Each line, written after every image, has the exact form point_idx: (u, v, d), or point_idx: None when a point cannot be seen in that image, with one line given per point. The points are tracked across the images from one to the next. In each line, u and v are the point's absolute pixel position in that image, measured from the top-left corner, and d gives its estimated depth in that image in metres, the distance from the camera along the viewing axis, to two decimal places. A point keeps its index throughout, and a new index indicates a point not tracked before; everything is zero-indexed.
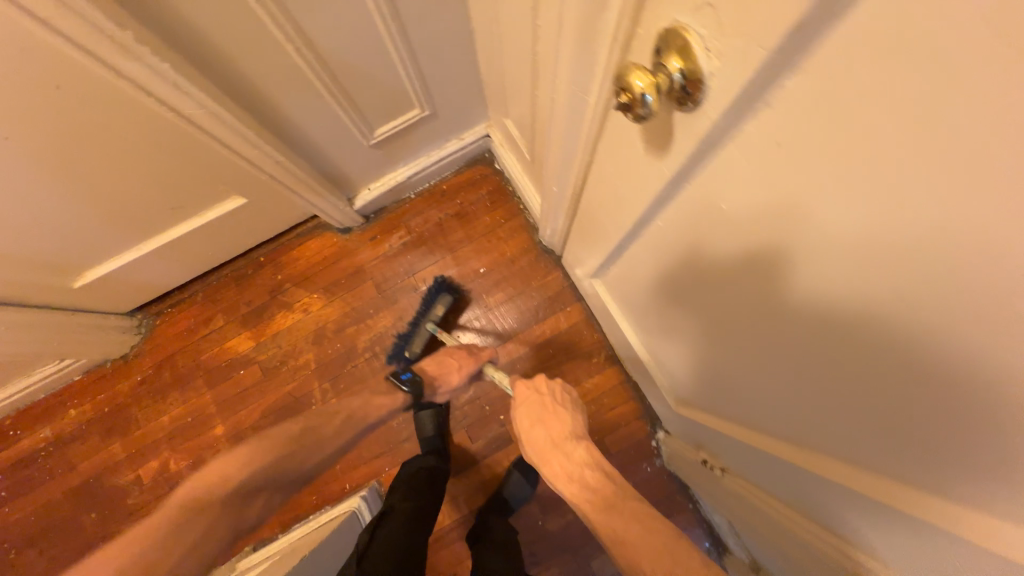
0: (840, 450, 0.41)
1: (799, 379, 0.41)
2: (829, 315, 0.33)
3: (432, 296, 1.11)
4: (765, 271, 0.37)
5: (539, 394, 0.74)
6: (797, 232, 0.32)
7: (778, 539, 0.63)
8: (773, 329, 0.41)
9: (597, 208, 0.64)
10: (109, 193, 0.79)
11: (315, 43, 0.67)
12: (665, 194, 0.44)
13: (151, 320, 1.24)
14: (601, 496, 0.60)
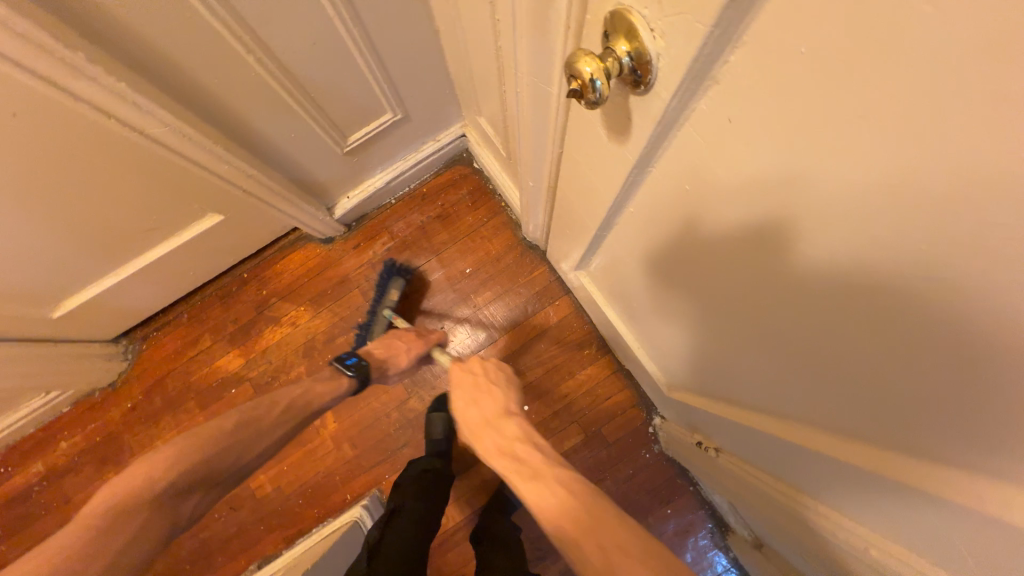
0: (832, 420, 0.41)
1: (787, 350, 0.41)
2: (810, 283, 0.33)
3: (385, 282, 1.12)
4: (741, 246, 0.37)
5: (473, 375, 0.73)
6: (769, 205, 0.32)
7: (775, 514, 0.64)
8: (756, 305, 0.41)
9: (572, 199, 0.64)
10: (82, 220, 0.77)
11: (277, 54, 0.66)
12: (636, 180, 0.44)
13: (137, 346, 1.22)
14: (529, 468, 0.55)
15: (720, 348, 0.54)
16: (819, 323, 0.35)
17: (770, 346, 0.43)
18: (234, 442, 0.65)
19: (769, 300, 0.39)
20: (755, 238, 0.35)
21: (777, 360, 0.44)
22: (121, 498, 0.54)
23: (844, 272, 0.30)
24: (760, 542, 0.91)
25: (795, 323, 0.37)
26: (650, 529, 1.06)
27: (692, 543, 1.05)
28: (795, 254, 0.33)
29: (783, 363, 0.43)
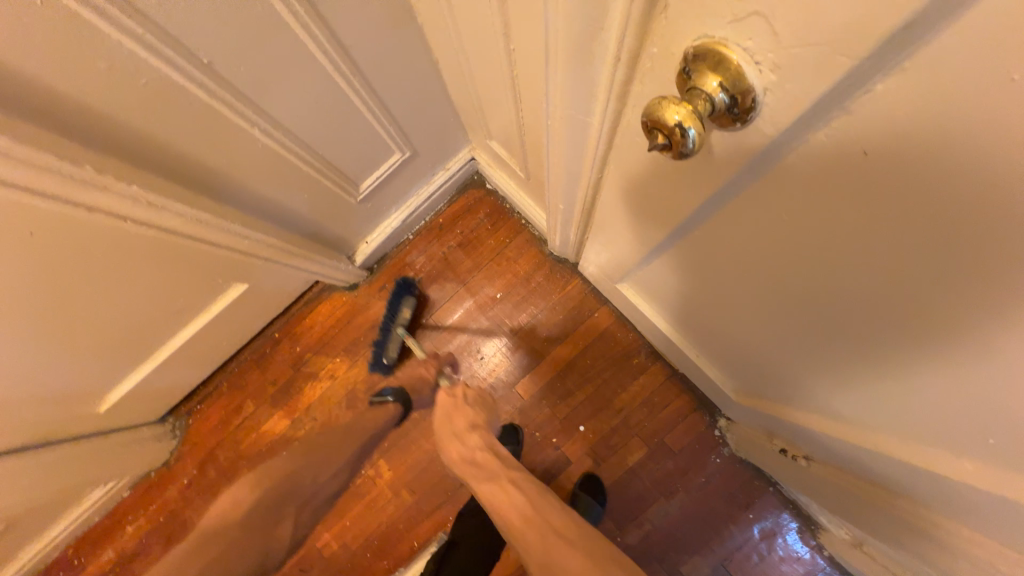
0: (983, 452, 0.36)
1: (926, 376, 0.35)
2: (975, 315, 0.27)
3: (395, 301, 1.09)
4: (862, 273, 0.32)
5: (451, 395, 0.74)
6: (896, 237, 0.27)
7: (889, 528, 0.58)
8: (873, 326, 0.36)
9: (616, 220, 0.59)
10: (115, 316, 0.76)
11: (282, 123, 0.63)
12: (708, 206, 0.39)
13: (184, 421, 1.22)
14: (487, 473, 0.64)
15: (813, 362, 0.49)
16: (983, 358, 0.29)
17: (895, 373, 0.38)
18: (305, 462, 0.68)
19: (898, 322, 0.33)
20: (885, 268, 0.30)
21: (904, 382, 0.38)
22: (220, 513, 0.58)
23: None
24: (859, 541, 0.84)
25: (948, 352, 0.31)
26: (734, 537, 1.00)
27: (780, 546, 0.99)
28: (954, 288, 0.27)
29: (916, 388, 0.37)
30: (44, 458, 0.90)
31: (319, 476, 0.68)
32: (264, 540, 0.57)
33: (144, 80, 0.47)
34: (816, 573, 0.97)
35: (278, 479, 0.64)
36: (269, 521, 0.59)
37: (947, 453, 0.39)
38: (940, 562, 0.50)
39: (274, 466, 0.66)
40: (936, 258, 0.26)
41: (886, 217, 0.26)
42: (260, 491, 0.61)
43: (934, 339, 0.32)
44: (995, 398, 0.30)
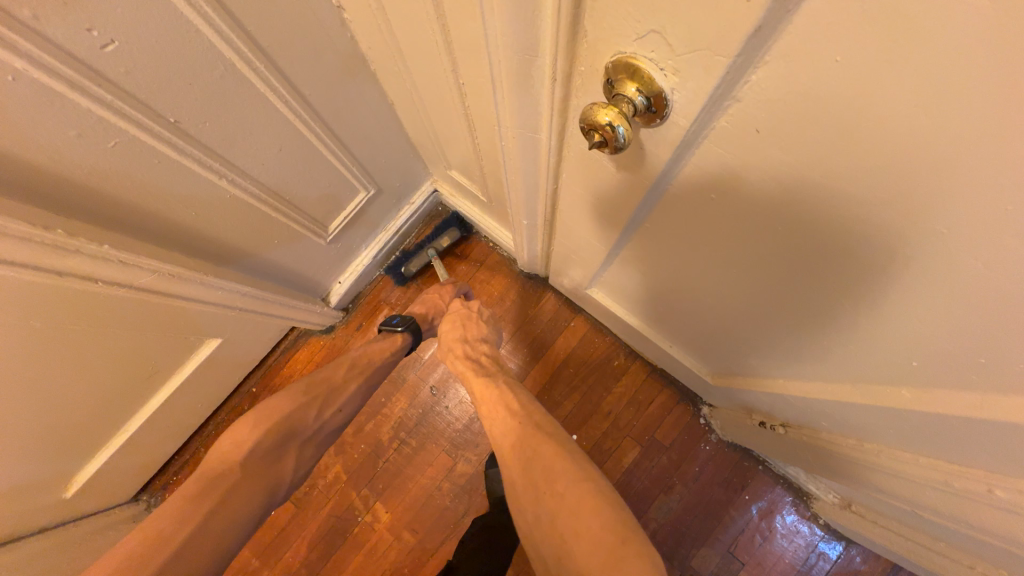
0: (919, 378, 0.41)
1: (858, 323, 0.40)
2: (877, 255, 0.32)
3: (442, 226, 1.16)
4: (784, 239, 0.37)
5: (467, 309, 0.93)
6: (807, 201, 0.32)
7: (863, 477, 0.62)
8: (806, 286, 0.41)
9: (574, 228, 0.64)
10: (86, 389, 0.74)
11: (248, 171, 0.65)
12: (648, 201, 0.44)
13: (160, 496, 1.15)
14: (482, 368, 0.82)
15: (767, 331, 0.54)
16: (897, 291, 0.34)
17: (837, 327, 0.43)
18: (312, 396, 0.77)
19: (826, 280, 0.38)
20: (805, 230, 0.34)
21: (842, 334, 0.43)
22: (221, 461, 0.66)
23: (919, 243, 0.29)
24: (847, 501, 0.89)
25: (874, 297, 0.36)
26: (736, 521, 1.03)
27: (780, 522, 1.02)
28: (856, 236, 0.32)
29: (853, 334, 0.42)
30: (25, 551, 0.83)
31: (326, 410, 0.78)
32: (268, 469, 0.69)
33: (112, 142, 0.49)
34: (816, 544, 1.00)
35: (284, 412, 0.74)
36: (273, 452, 0.70)
37: (892, 387, 0.45)
38: (911, 497, 0.55)
39: (286, 397, 0.76)
40: (838, 209, 0.31)
41: (796, 184, 0.31)
42: (258, 434, 0.69)
43: (856, 289, 0.37)
44: (918, 326, 0.35)
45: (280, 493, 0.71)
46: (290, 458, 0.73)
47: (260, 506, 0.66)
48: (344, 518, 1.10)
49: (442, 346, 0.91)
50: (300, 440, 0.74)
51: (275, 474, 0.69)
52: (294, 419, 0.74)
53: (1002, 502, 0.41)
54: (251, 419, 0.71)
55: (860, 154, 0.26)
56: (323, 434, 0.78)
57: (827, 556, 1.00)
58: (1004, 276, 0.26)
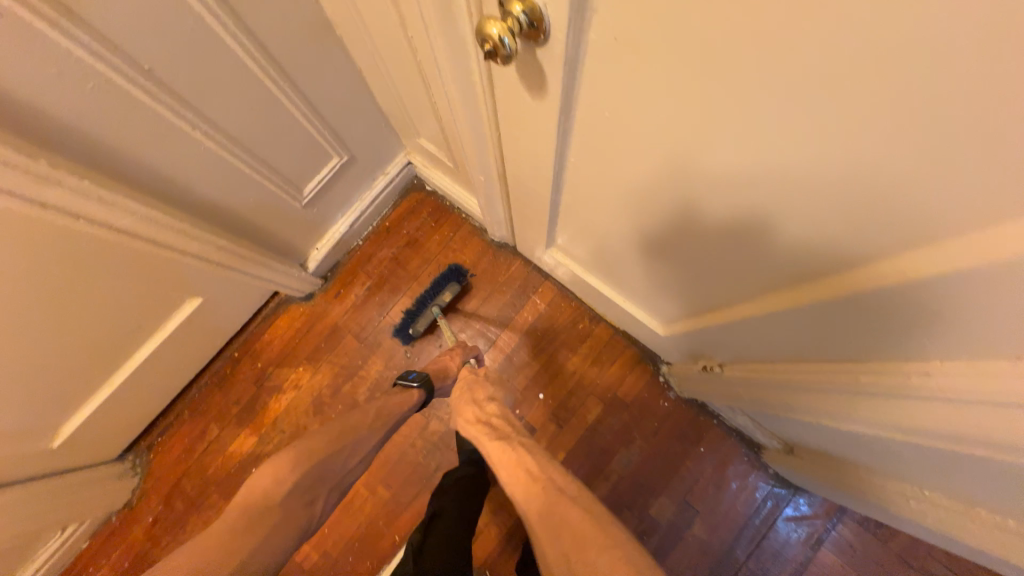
0: (792, 269, 0.47)
1: (737, 224, 0.47)
2: (726, 149, 0.39)
3: (443, 282, 1.17)
4: (669, 140, 0.43)
5: (475, 375, 0.97)
6: (667, 102, 0.39)
7: (781, 400, 0.69)
8: (694, 194, 0.48)
9: (520, 175, 0.71)
10: (72, 336, 0.79)
11: (221, 126, 0.71)
12: (563, 126, 0.51)
13: (145, 456, 1.20)
14: (499, 431, 0.81)
15: (686, 255, 0.61)
16: (753, 178, 0.40)
17: (728, 233, 0.49)
18: (344, 444, 0.77)
19: (704, 177, 0.44)
20: (674, 132, 0.41)
21: (732, 237, 0.50)
22: (256, 500, 0.66)
23: (743, 130, 0.36)
24: (789, 446, 0.97)
25: (739, 189, 0.42)
26: (691, 472, 1.09)
27: (733, 471, 1.08)
28: (712, 125, 0.38)
29: (738, 238, 0.49)
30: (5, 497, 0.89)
31: (353, 457, 0.78)
32: (299, 515, 0.68)
33: (89, 86, 0.54)
34: (767, 491, 1.07)
35: (319, 455, 0.74)
36: (305, 499, 0.69)
37: (782, 287, 0.51)
38: (814, 406, 0.62)
39: (321, 438, 0.76)
40: (693, 98, 0.37)
41: (655, 86, 0.38)
42: (294, 475, 0.69)
43: (724, 188, 0.44)
44: (779, 216, 0.42)
45: (307, 535, 0.70)
46: (320, 501, 0.72)
47: (287, 549, 0.65)
48: None
49: (456, 417, 0.89)
50: (331, 484, 0.74)
51: (307, 517, 0.69)
52: (328, 461, 0.74)
53: (867, 386, 0.50)
54: (289, 458, 0.71)
55: (686, 44, 0.33)
56: (346, 479, 0.77)
57: (776, 502, 1.06)
58: (808, 139, 0.33)
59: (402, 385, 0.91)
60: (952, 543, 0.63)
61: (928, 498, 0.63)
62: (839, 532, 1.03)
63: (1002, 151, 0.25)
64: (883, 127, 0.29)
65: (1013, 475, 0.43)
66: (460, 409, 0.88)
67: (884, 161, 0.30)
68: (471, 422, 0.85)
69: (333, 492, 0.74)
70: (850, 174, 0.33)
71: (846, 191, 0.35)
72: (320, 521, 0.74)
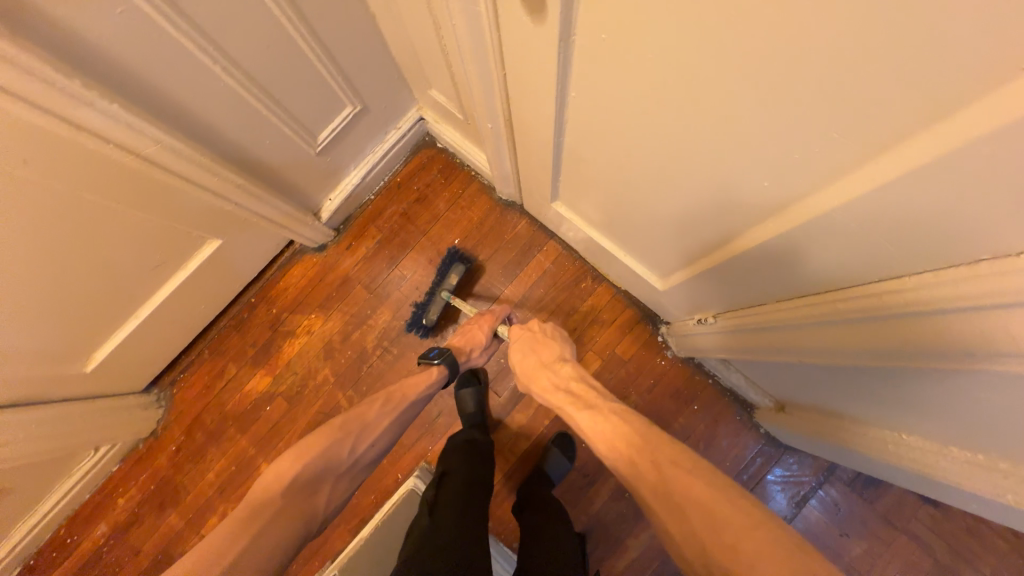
0: (773, 196, 0.50)
1: (723, 153, 0.49)
2: (708, 71, 0.41)
3: (446, 267, 1.19)
4: (658, 64, 0.45)
5: (532, 333, 1.00)
6: (655, 23, 0.41)
7: (770, 343, 0.72)
8: (681, 124, 0.50)
9: (524, 120, 0.72)
10: (89, 262, 0.83)
11: (240, 64, 0.74)
12: (562, 59, 0.53)
13: (168, 391, 1.28)
14: (577, 394, 0.82)
15: (679, 196, 0.63)
16: (740, 98, 0.41)
17: (716, 163, 0.51)
18: (351, 431, 0.80)
19: (693, 102, 0.46)
20: (663, 56, 0.43)
21: (719, 166, 0.51)
22: (263, 493, 0.68)
23: (721, 48, 0.38)
24: (781, 405, 1.00)
25: (727, 112, 0.44)
26: (684, 428, 1.12)
27: (725, 429, 1.11)
28: (701, 39, 0.39)
29: (723, 167, 0.51)
30: (39, 414, 0.98)
31: (360, 444, 0.81)
32: (305, 503, 0.70)
33: (118, 11, 0.56)
34: (757, 449, 1.10)
35: (324, 444, 0.76)
36: (310, 489, 0.72)
37: (765, 219, 0.54)
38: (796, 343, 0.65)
39: (324, 432, 0.79)
40: (685, 8, 0.38)
41: (643, 5, 0.40)
42: (299, 465, 0.72)
43: (709, 113, 0.45)
44: (763, 138, 0.43)
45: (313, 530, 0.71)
46: (324, 492, 0.74)
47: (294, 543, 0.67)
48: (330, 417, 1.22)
49: (532, 384, 0.92)
50: (338, 473, 0.77)
51: (314, 510, 0.71)
52: (332, 451, 0.76)
53: (841, 312, 0.53)
54: (292, 453, 0.74)
55: None
56: (355, 468, 0.80)
57: (765, 460, 1.09)
58: (785, 47, 0.35)
59: (425, 363, 0.99)
60: (924, 481, 0.67)
61: (903, 441, 0.67)
62: (826, 492, 1.06)
63: (963, 34, 0.26)
64: (850, 27, 0.30)
65: (978, 389, 0.46)
66: (536, 377, 0.91)
67: (858, 61, 0.32)
68: (552, 390, 0.86)
69: (338, 481, 0.77)
70: (820, 83, 0.35)
71: (825, 100, 0.36)
72: (330, 516, 0.77)
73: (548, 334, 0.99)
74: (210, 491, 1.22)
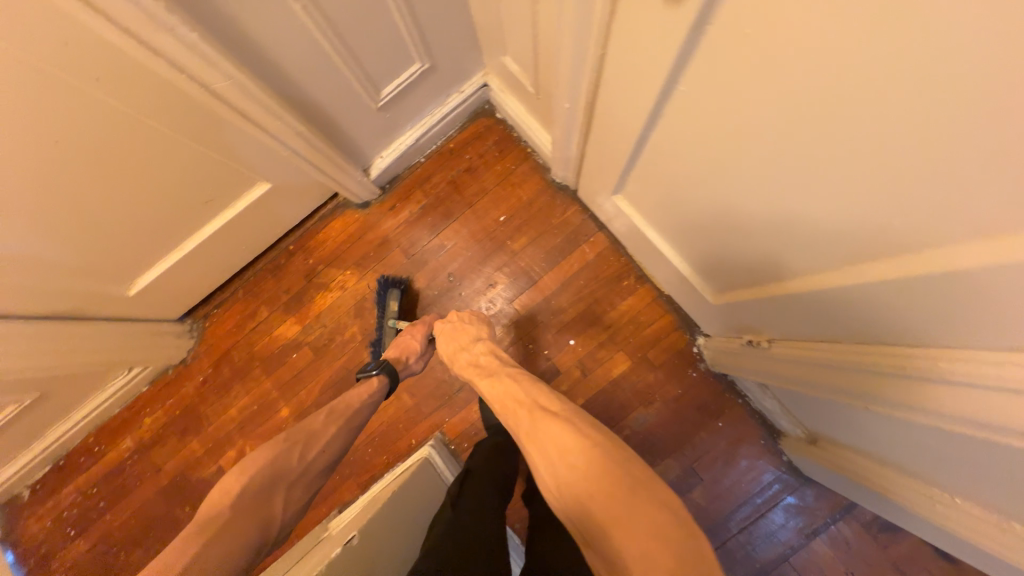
0: (880, 240, 0.45)
1: (838, 188, 0.45)
2: (852, 103, 0.37)
3: (382, 296, 1.18)
4: (791, 86, 0.41)
5: (450, 321, 1.01)
6: (804, 40, 0.37)
7: (827, 384, 0.68)
8: (798, 149, 0.45)
9: (611, 109, 0.68)
10: (139, 190, 0.82)
11: (320, 4, 0.69)
12: (685, 53, 0.48)
13: (200, 323, 1.30)
14: (488, 368, 0.84)
15: (768, 223, 0.59)
16: (897, 128, 0.35)
17: (825, 199, 0.47)
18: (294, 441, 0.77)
19: (838, 121, 0.39)
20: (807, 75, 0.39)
21: (837, 196, 0.45)
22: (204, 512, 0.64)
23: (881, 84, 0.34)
24: (813, 437, 0.97)
25: (874, 141, 0.38)
26: (703, 443, 1.11)
27: (745, 451, 1.10)
28: (880, 53, 0.32)
29: (831, 204, 0.47)
30: (76, 329, 1.00)
31: (310, 455, 0.77)
32: (261, 516, 0.65)
33: None
34: (778, 476, 1.08)
35: (265, 465, 0.72)
36: (258, 501, 0.67)
37: (872, 264, 0.48)
38: (857, 387, 0.61)
39: (251, 459, 0.73)
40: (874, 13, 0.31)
41: (799, 23, 0.36)
42: (244, 482, 0.68)
43: (840, 146, 0.41)
44: (910, 178, 0.37)
45: (274, 539, 0.67)
46: (276, 503, 0.69)
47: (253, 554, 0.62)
48: (352, 374, 1.24)
49: (455, 364, 0.93)
50: (287, 484, 0.72)
51: (270, 518, 0.67)
52: (277, 463, 0.73)
53: (941, 371, 0.48)
54: (238, 470, 0.70)
55: None
56: (314, 477, 0.77)
57: (782, 488, 1.08)
58: (953, 101, 0.31)
59: (365, 377, 0.95)
60: (967, 547, 0.64)
61: (958, 506, 0.63)
62: (839, 529, 1.05)
63: None
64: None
65: None
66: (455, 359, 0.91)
67: None
68: (466, 368, 0.88)
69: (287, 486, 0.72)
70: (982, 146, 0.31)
71: (1005, 161, 0.30)
72: (285, 531, 0.70)
73: (467, 319, 1.00)
74: (230, 426, 1.26)
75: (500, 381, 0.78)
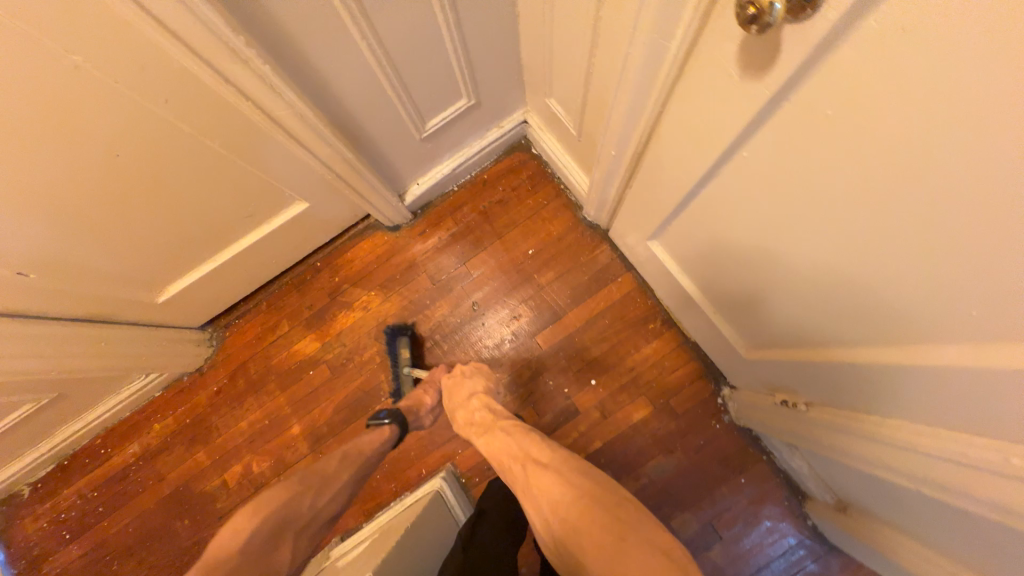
0: (947, 325, 0.44)
1: (905, 269, 0.44)
2: (932, 192, 0.37)
3: (393, 346, 1.19)
4: (862, 165, 0.41)
5: (451, 377, 1.00)
6: (884, 126, 0.37)
7: (865, 457, 0.66)
8: (862, 226, 0.45)
9: (662, 161, 0.69)
10: (187, 203, 0.84)
11: (382, 40, 0.73)
12: (754, 122, 0.49)
13: (221, 332, 1.30)
14: (483, 424, 0.83)
15: (815, 292, 0.58)
16: (980, 223, 0.35)
17: (887, 279, 0.46)
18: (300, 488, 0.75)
19: (917, 207, 0.39)
20: (884, 159, 0.39)
21: (906, 275, 0.44)
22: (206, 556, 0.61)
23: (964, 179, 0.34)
24: (842, 504, 0.92)
25: (951, 231, 0.37)
26: (724, 499, 1.07)
27: (768, 512, 1.05)
28: (975, 148, 0.32)
29: (893, 283, 0.46)
30: (105, 332, 1.01)
31: (318, 502, 0.75)
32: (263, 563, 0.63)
33: None
34: (801, 541, 1.04)
35: (272, 508, 0.69)
36: (263, 548, 0.64)
37: (933, 347, 0.47)
38: (899, 466, 0.59)
39: (259, 500, 0.70)
40: (977, 109, 0.30)
41: (883, 109, 0.36)
42: (247, 528, 0.65)
43: (911, 230, 0.41)
44: (985, 272, 0.37)
45: None
46: (281, 550, 0.66)
47: None
48: (367, 397, 1.23)
49: (455, 419, 0.91)
50: (293, 528, 0.70)
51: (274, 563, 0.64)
52: (286, 508, 0.70)
53: (990, 463, 0.46)
54: (246, 510, 0.68)
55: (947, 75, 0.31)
56: (317, 523, 0.74)
57: (805, 555, 1.03)
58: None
59: (376, 426, 0.92)
60: None
61: None
62: None
63: None
64: None
65: None
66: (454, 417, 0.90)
67: None
68: (465, 426, 0.87)
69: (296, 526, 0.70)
70: None
71: None
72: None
73: (463, 372, 0.99)
74: (238, 440, 1.24)
75: (503, 433, 0.77)
